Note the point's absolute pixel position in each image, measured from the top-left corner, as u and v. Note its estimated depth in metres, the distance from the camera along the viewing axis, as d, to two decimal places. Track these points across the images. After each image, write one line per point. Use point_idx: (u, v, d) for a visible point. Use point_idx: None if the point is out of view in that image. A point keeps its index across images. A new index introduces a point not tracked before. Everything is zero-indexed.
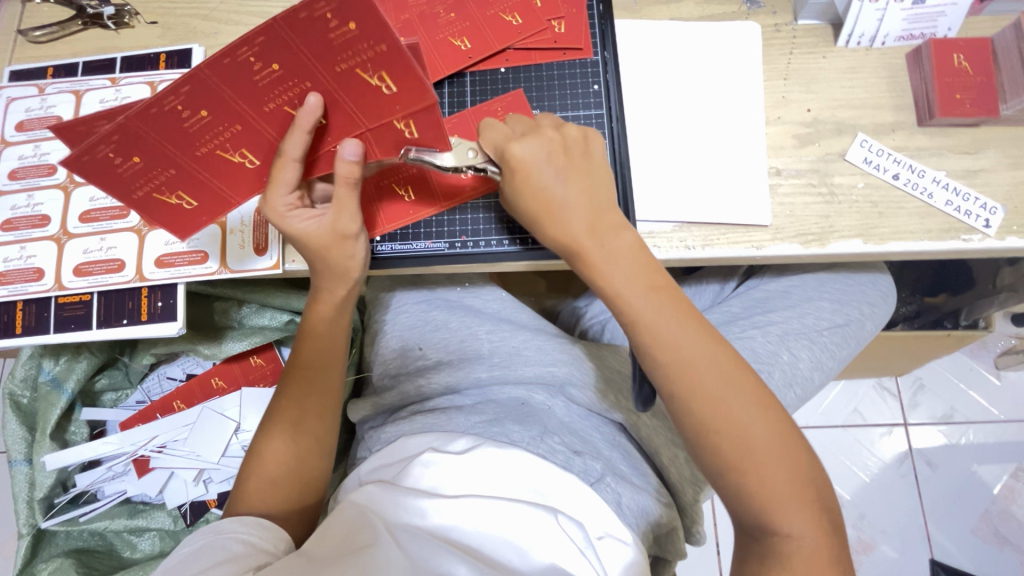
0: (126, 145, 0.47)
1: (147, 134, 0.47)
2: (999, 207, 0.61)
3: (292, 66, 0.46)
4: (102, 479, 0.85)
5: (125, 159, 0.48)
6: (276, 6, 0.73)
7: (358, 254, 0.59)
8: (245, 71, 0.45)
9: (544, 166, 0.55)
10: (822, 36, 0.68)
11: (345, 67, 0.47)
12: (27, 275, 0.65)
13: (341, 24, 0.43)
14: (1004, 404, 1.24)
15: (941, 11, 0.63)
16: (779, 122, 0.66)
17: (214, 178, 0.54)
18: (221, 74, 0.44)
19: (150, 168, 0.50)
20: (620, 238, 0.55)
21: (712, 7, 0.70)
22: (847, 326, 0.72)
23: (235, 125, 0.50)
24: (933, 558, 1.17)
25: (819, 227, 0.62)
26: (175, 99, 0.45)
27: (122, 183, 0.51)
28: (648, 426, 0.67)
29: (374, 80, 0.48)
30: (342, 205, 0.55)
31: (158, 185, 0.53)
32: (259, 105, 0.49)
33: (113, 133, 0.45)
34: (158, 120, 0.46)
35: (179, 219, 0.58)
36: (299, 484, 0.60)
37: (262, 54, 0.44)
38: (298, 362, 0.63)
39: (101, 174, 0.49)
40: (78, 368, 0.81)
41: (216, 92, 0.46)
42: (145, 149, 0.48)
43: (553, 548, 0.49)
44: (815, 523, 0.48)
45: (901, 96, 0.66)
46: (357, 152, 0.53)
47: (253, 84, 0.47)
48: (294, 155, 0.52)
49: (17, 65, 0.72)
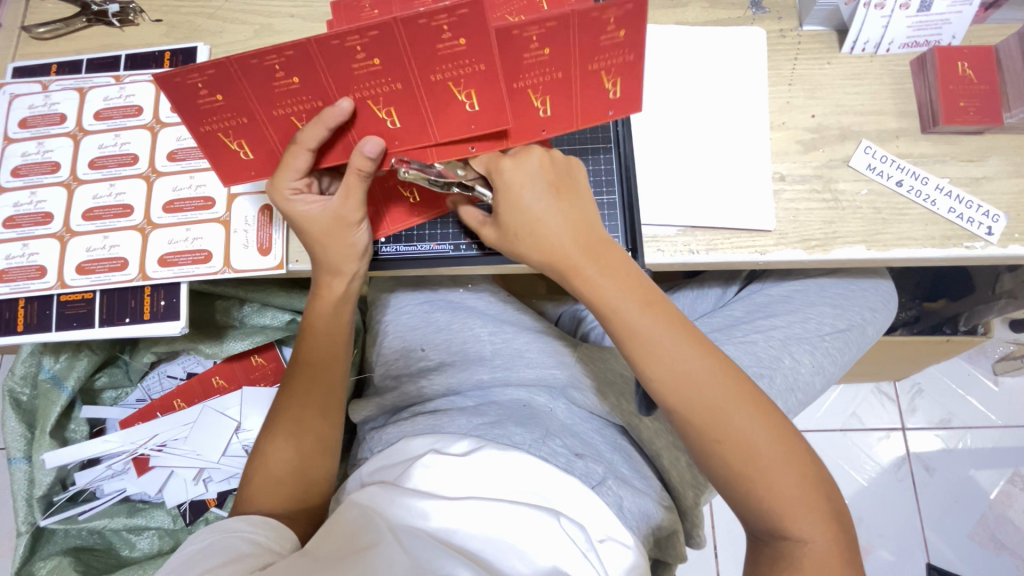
0: (217, 82, 0.48)
1: (238, 79, 0.48)
2: (1001, 214, 0.62)
3: (479, 43, 0.46)
4: (102, 477, 0.85)
5: (286, 76, 0.48)
6: (281, 5, 0.72)
7: (358, 242, 0.59)
8: (348, 57, 0.47)
9: (533, 186, 0.55)
10: (827, 42, 0.68)
11: (439, 77, 0.49)
12: (29, 272, 0.65)
13: (452, 38, 0.46)
14: (1002, 410, 1.24)
15: (946, 19, 0.63)
16: (784, 127, 0.66)
17: (277, 138, 0.55)
18: (410, 31, 0.45)
19: (304, 92, 0.50)
20: (610, 256, 0.55)
21: (718, 11, 0.70)
22: (849, 332, 0.72)
23: (397, 83, 0.49)
24: (930, 563, 1.17)
25: (822, 232, 0.63)
26: (359, 39, 0.45)
27: (195, 115, 0.51)
28: (650, 429, 0.67)
29: (462, 95, 0.51)
30: (349, 192, 0.56)
31: (225, 128, 0.53)
32: (427, 74, 0.49)
33: (209, 68, 0.46)
34: (335, 53, 0.46)
35: (231, 165, 0.58)
36: (302, 484, 0.60)
37: (455, 25, 0.45)
38: (301, 358, 0.63)
39: (183, 100, 0.50)
40: (79, 366, 0.81)
41: (395, 46, 0.46)
42: (309, 71, 0.48)
43: (555, 550, 0.49)
44: (827, 526, 0.49)
45: (906, 103, 0.66)
46: (376, 150, 0.53)
47: (433, 52, 0.47)
48: (308, 145, 0.52)
49: (21, 63, 0.72)
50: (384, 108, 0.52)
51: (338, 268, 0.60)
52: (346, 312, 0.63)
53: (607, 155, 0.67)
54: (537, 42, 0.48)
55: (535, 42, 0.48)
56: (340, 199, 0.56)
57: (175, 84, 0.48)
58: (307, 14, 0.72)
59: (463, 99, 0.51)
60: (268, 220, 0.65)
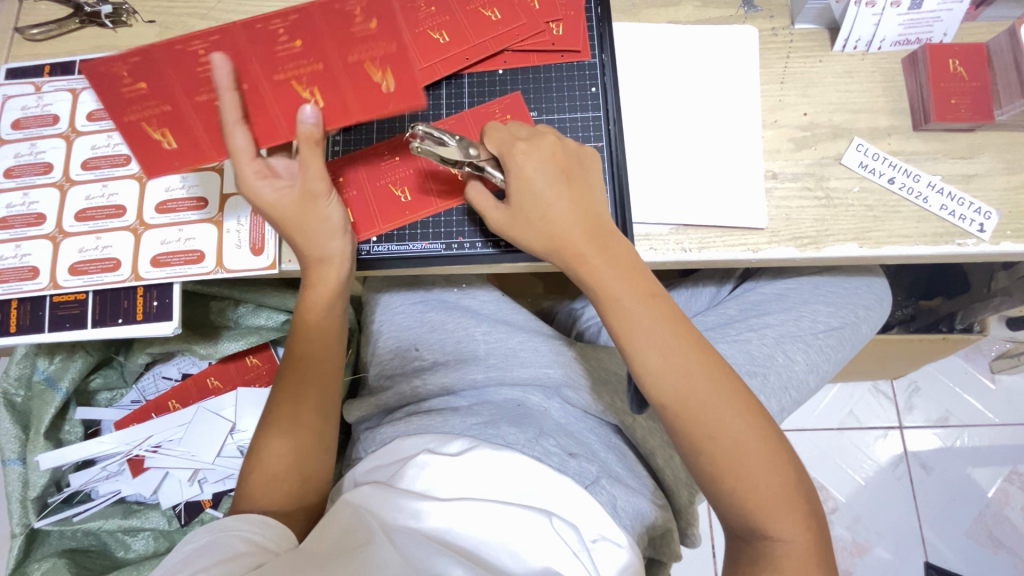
0: (142, 70, 0.56)
1: (159, 65, 0.56)
2: (993, 212, 0.62)
3: (385, 26, 0.58)
4: (97, 478, 0.85)
5: (209, 57, 0.56)
6: (274, 6, 0.73)
7: (331, 216, 0.59)
8: (271, 40, 0.57)
9: (543, 170, 0.56)
10: (819, 40, 0.68)
11: (355, 58, 0.57)
12: (22, 273, 0.65)
13: (365, 20, 0.58)
14: (998, 408, 1.24)
15: (937, 17, 0.63)
16: (776, 126, 0.66)
17: (201, 125, 0.57)
18: (329, 17, 0.58)
19: (226, 70, 0.56)
20: (615, 246, 0.55)
21: (710, 10, 0.70)
22: (843, 330, 0.72)
23: (318, 63, 0.57)
24: (927, 561, 1.17)
25: (814, 230, 0.63)
26: (280, 22, 0.57)
27: (120, 105, 0.56)
28: (643, 427, 0.68)
29: (377, 75, 0.57)
30: (306, 162, 0.56)
31: (147, 117, 0.56)
32: (346, 56, 0.57)
33: (134, 55, 0.55)
34: (259, 36, 0.57)
35: (157, 159, 0.57)
36: (300, 479, 0.59)
37: (366, 8, 0.58)
38: (296, 354, 0.63)
39: (107, 88, 0.56)
40: (73, 367, 0.81)
41: (317, 31, 0.57)
42: (230, 50, 0.56)
43: (547, 550, 0.50)
44: (806, 528, 0.49)
45: (898, 101, 0.66)
46: (315, 116, 0.54)
47: (349, 36, 0.57)
48: (274, 113, 0.56)
49: (14, 63, 0.72)
50: (307, 87, 0.57)
51: (320, 251, 0.60)
52: (335, 301, 0.63)
53: (599, 153, 0.66)
54: (362, 15, 0.58)
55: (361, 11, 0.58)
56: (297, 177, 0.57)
57: (101, 75, 0.55)
58: None
59: (379, 80, 0.57)
60: (261, 220, 0.65)
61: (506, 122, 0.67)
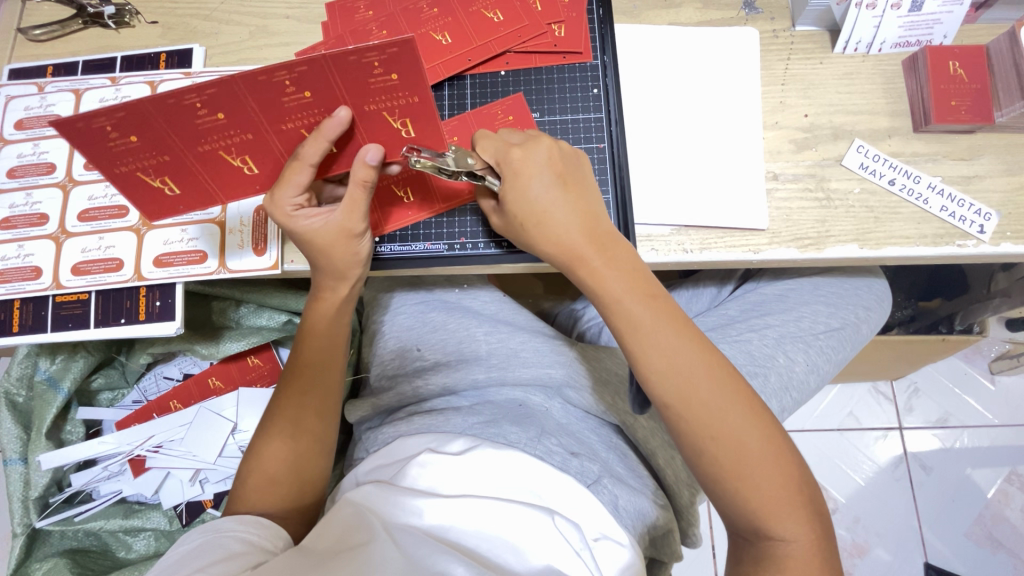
0: (128, 123, 0.46)
1: (156, 122, 0.47)
2: (993, 213, 0.62)
3: (409, 80, 0.48)
4: (98, 478, 0.85)
5: (210, 112, 0.47)
6: (277, 6, 0.73)
7: (361, 252, 0.60)
8: (278, 91, 0.47)
9: (540, 177, 0.56)
10: (819, 42, 0.68)
11: (373, 108, 0.51)
12: (24, 273, 0.65)
13: (384, 73, 0.47)
14: (998, 409, 1.25)
15: (936, 19, 0.64)
16: (777, 127, 0.66)
17: (207, 175, 0.55)
18: (342, 69, 0.46)
19: (231, 126, 0.50)
20: (616, 248, 0.56)
21: (711, 12, 0.70)
22: (843, 330, 0.73)
23: (330, 111, 0.51)
24: (927, 561, 1.17)
25: (815, 231, 0.63)
26: (287, 74, 0.45)
27: (106, 156, 0.49)
28: (644, 428, 0.68)
29: (397, 123, 0.53)
30: (354, 205, 0.56)
31: (145, 166, 0.52)
32: (362, 106, 0.50)
33: (120, 111, 0.44)
34: (263, 88, 0.46)
35: (158, 202, 0.58)
36: (298, 484, 0.60)
37: (386, 62, 0.46)
38: (299, 360, 0.63)
39: (89, 142, 0.47)
40: (75, 367, 0.81)
41: (327, 81, 0.47)
42: (234, 108, 0.47)
43: (549, 549, 0.50)
44: (809, 528, 0.49)
45: (898, 102, 0.66)
46: (377, 159, 0.54)
47: (365, 86, 0.48)
48: (310, 160, 0.52)
49: (17, 64, 0.72)
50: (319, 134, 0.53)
51: (342, 275, 0.61)
52: (344, 314, 0.64)
53: (601, 154, 0.67)
54: (381, 68, 0.47)
55: (377, 68, 0.46)
56: (342, 214, 0.56)
57: (79, 128, 0.45)
58: (303, 15, 0.72)
59: (398, 127, 0.54)
60: (264, 221, 0.65)
61: (507, 123, 0.67)
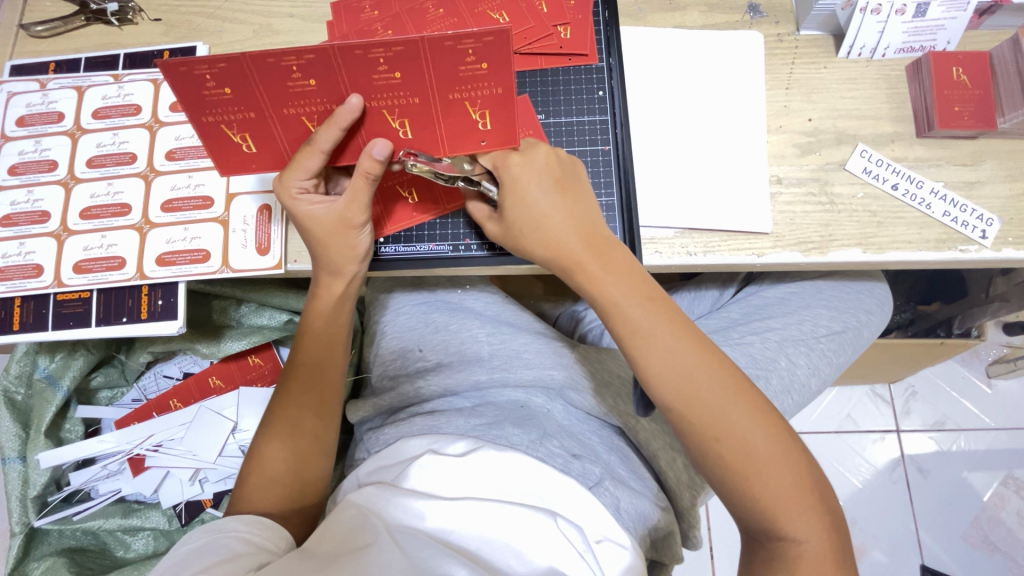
0: (227, 74, 0.47)
1: (251, 76, 0.47)
2: (995, 219, 0.62)
3: (499, 70, 0.49)
4: (97, 477, 0.84)
5: (304, 77, 0.48)
6: (281, 5, 0.72)
7: (360, 245, 0.59)
8: (372, 68, 0.47)
9: (536, 183, 0.56)
10: (824, 46, 0.69)
11: (458, 96, 0.51)
12: (25, 271, 0.65)
13: (476, 62, 0.48)
14: (995, 412, 1.25)
15: (940, 25, 0.64)
16: (781, 131, 0.66)
17: (285, 139, 0.55)
18: (436, 53, 0.46)
19: (320, 94, 0.50)
20: (613, 253, 0.56)
21: (716, 15, 0.70)
22: (844, 334, 0.73)
23: (414, 97, 0.51)
24: (924, 564, 1.18)
25: (819, 235, 0.63)
26: (384, 51, 0.46)
27: (199, 105, 0.50)
28: (646, 430, 0.68)
29: (476, 114, 0.53)
30: (356, 194, 0.55)
31: (229, 121, 0.52)
32: (447, 93, 0.50)
33: (222, 61, 0.45)
34: (358, 62, 0.47)
35: (235, 161, 0.58)
36: (298, 484, 0.60)
37: (481, 51, 0.47)
38: (297, 358, 0.63)
39: (187, 87, 0.48)
40: (74, 366, 0.81)
41: (420, 62, 0.47)
42: (328, 76, 0.48)
43: (552, 550, 0.50)
44: (821, 527, 0.49)
45: (901, 108, 0.67)
46: (384, 153, 0.52)
47: (455, 74, 0.49)
48: (322, 146, 0.52)
49: (18, 60, 0.72)
50: (398, 119, 0.53)
51: (338, 271, 0.60)
52: (343, 311, 0.63)
53: (606, 157, 0.67)
54: (474, 56, 0.47)
55: (470, 56, 0.47)
56: (344, 202, 0.55)
57: (181, 72, 0.46)
58: (307, 14, 0.72)
59: (476, 119, 0.54)
60: (267, 220, 0.65)
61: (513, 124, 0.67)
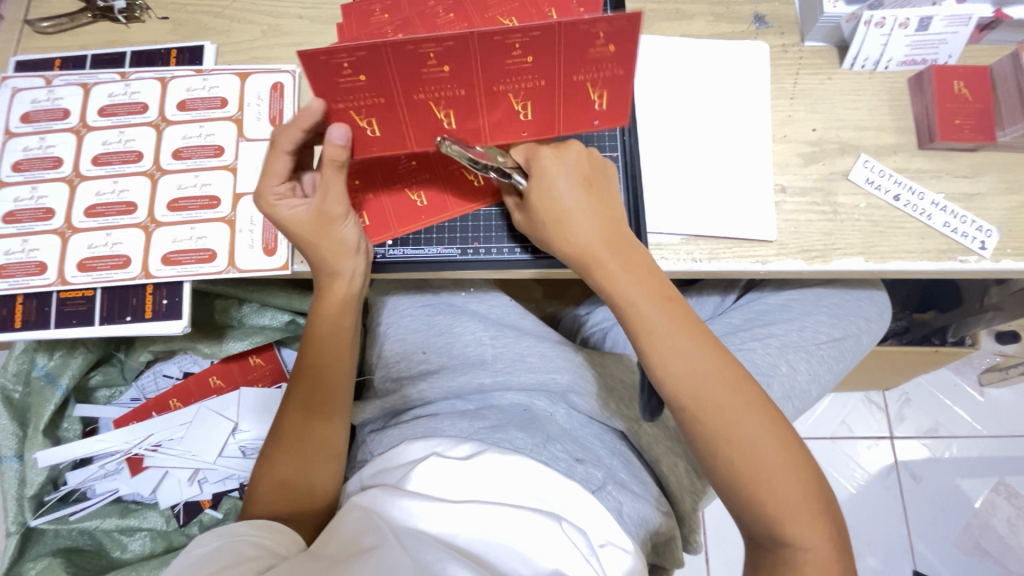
0: (364, 61, 0.47)
1: (389, 63, 0.47)
2: (994, 230, 0.63)
3: (625, 53, 0.49)
4: (94, 477, 0.84)
5: (437, 64, 0.48)
6: (290, 5, 0.72)
7: (346, 238, 0.59)
8: (505, 54, 0.48)
9: (564, 180, 0.56)
10: (827, 57, 0.70)
11: (581, 78, 0.52)
12: (28, 268, 0.64)
13: (604, 44, 0.48)
14: (987, 420, 1.27)
15: (943, 39, 0.65)
16: (785, 140, 0.67)
17: (409, 124, 0.54)
18: (570, 38, 0.47)
19: (450, 82, 0.50)
20: (636, 251, 0.56)
21: (722, 25, 0.71)
22: (843, 340, 0.74)
23: (542, 80, 0.51)
24: (916, 569, 1.19)
25: (822, 244, 0.64)
26: (522, 37, 0.46)
27: (331, 90, 0.49)
28: (649, 435, 0.69)
29: (594, 95, 0.54)
30: (327, 185, 0.56)
31: (358, 107, 0.51)
32: (572, 75, 0.51)
33: (362, 48, 0.45)
34: (494, 50, 0.47)
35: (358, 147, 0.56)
36: (307, 487, 0.60)
37: (612, 34, 0.47)
38: (304, 361, 0.63)
39: (323, 76, 0.48)
40: (73, 364, 0.80)
41: (554, 47, 0.48)
42: (462, 63, 0.48)
43: (556, 553, 0.50)
44: (824, 534, 0.49)
45: (903, 120, 0.68)
46: (344, 136, 0.53)
47: (584, 56, 0.49)
48: (285, 147, 0.54)
49: (23, 56, 0.72)
50: (522, 102, 0.53)
51: (332, 271, 0.60)
52: (343, 311, 0.62)
53: (614, 163, 0.67)
54: (604, 39, 0.48)
55: (601, 39, 0.48)
56: (319, 197, 0.56)
57: (319, 61, 0.46)
58: (316, 16, 0.72)
59: (594, 98, 0.54)
60: (274, 220, 0.65)
61: None
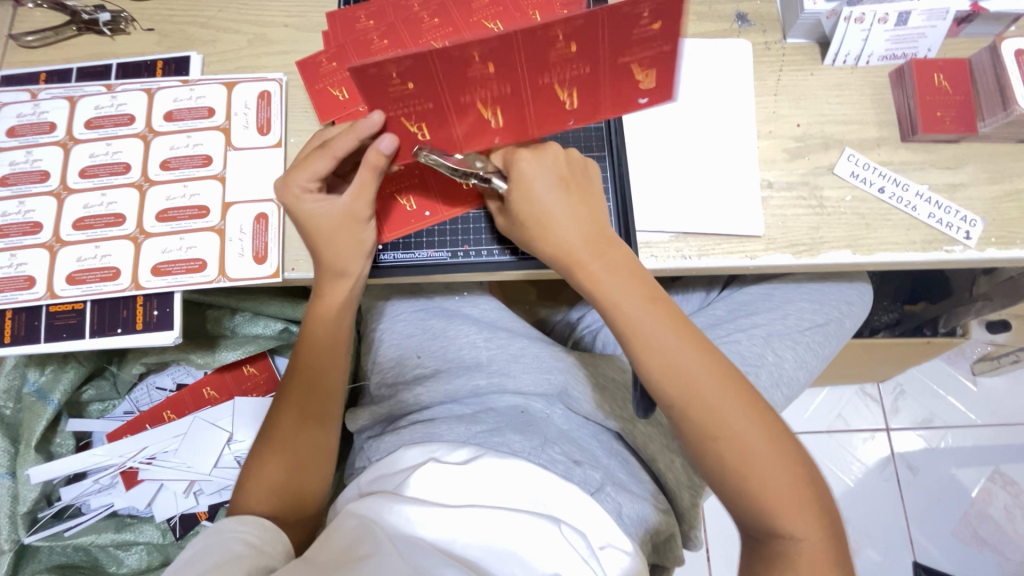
0: (412, 72, 0.46)
1: (438, 70, 0.47)
2: (978, 219, 0.64)
3: (670, 28, 0.49)
4: (88, 492, 0.83)
5: (484, 65, 0.48)
6: (276, 15, 0.73)
7: (365, 240, 0.60)
8: (551, 46, 0.48)
9: (541, 186, 0.56)
10: (809, 54, 0.71)
11: (625, 60, 0.51)
12: (17, 283, 0.64)
13: (648, 23, 0.48)
14: (980, 409, 1.28)
15: (921, 33, 0.66)
16: (770, 136, 0.68)
17: (459, 126, 0.54)
18: (613, 23, 0.47)
19: (499, 79, 0.50)
20: (616, 252, 0.57)
21: (705, 24, 0.72)
22: (827, 326, 0.74)
23: (587, 66, 0.51)
24: (916, 560, 1.19)
25: (809, 237, 0.64)
26: (570, 28, 0.46)
27: (381, 101, 0.49)
28: (644, 433, 0.69)
29: (637, 74, 0.53)
30: (364, 186, 0.56)
31: (408, 114, 0.51)
32: (616, 57, 0.51)
33: (411, 58, 0.45)
34: (541, 43, 0.47)
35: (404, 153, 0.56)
36: (298, 490, 0.60)
37: (656, 11, 0.47)
38: (299, 361, 0.63)
39: (372, 89, 0.47)
40: (65, 378, 0.80)
41: (598, 35, 0.48)
42: (510, 61, 0.48)
43: (555, 557, 0.50)
44: (819, 526, 0.49)
45: (885, 113, 0.68)
46: (391, 147, 0.52)
47: (627, 38, 0.49)
48: (336, 152, 0.54)
49: (8, 71, 0.71)
50: (567, 90, 0.53)
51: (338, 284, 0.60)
52: (344, 315, 0.62)
53: (601, 163, 0.68)
54: (647, 17, 0.47)
55: (644, 18, 0.47)
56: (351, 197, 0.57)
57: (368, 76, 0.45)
58: (302, 24, 0.72)
59: (637, 78, 0.54)
60: (264, 229, 0.65)
61: None
